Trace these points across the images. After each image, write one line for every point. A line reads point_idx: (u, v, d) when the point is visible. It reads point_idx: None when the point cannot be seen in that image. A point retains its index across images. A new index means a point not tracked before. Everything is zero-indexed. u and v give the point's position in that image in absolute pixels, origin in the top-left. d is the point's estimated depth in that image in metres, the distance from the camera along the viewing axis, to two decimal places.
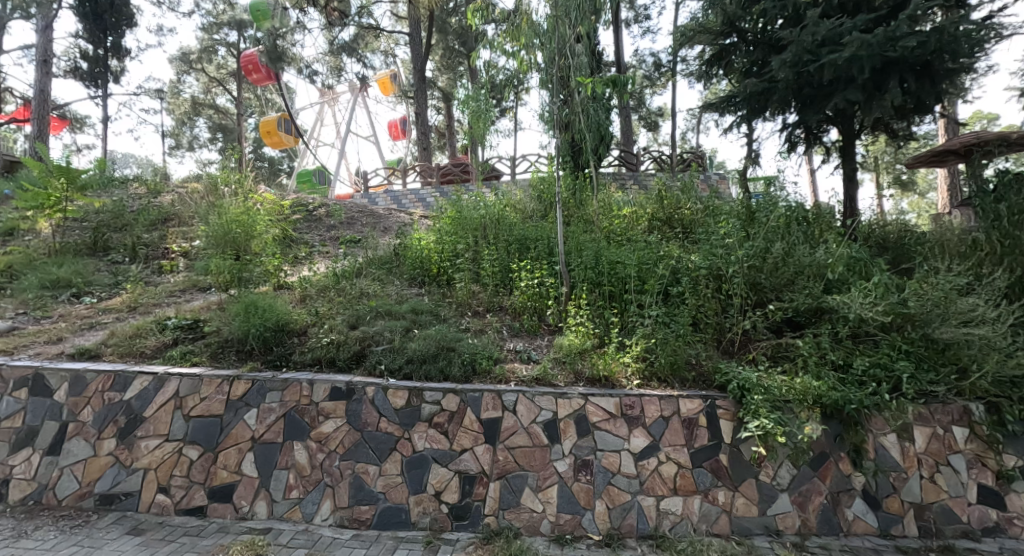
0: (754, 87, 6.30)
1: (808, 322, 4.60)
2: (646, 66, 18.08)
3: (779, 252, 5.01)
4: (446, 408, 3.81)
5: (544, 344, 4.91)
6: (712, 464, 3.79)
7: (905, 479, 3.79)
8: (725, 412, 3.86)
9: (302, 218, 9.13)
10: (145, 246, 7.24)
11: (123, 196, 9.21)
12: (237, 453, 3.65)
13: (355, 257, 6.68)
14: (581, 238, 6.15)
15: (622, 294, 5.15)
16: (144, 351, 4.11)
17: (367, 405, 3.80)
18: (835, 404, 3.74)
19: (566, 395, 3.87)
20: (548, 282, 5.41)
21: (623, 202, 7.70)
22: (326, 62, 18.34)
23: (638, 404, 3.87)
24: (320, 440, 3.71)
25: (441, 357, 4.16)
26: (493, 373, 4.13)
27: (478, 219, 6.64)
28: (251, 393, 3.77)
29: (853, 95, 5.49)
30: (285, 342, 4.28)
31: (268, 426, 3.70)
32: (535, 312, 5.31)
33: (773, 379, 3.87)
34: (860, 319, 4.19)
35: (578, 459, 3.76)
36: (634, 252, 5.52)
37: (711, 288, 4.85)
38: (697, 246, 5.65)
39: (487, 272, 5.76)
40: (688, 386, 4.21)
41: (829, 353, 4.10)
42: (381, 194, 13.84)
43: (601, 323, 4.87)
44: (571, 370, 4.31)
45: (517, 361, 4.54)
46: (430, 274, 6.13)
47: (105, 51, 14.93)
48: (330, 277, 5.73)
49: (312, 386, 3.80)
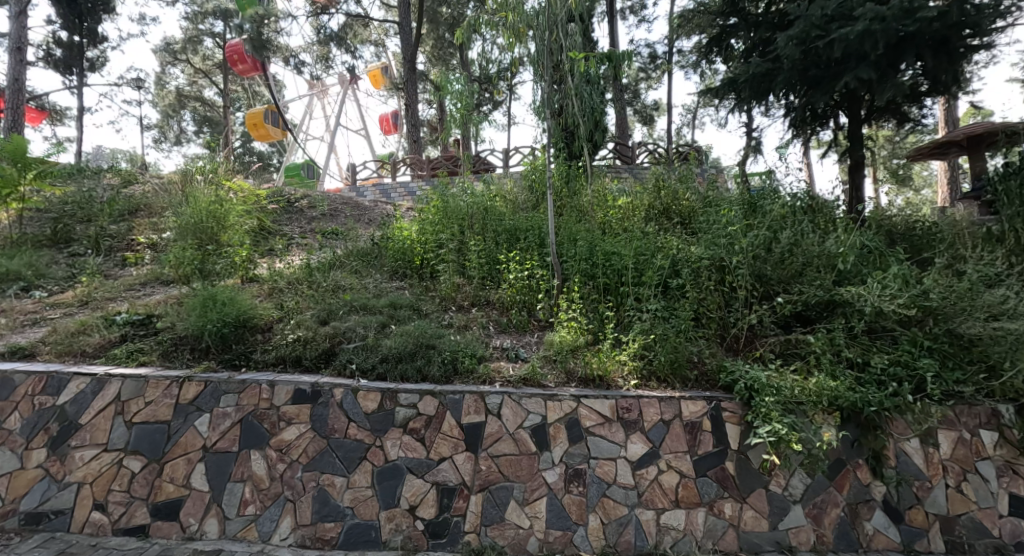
0: (757, 68, 5.93)
1: (819, 317, 4.25)
2: (641, 57, 17.65)
3: (785, 241, 4.66)
4: (422, 412, 3.43)
5: (533, 342, 4.54)
6: (717, 473, 3.43)
7: (930, 489, 3.43)
8: (731, 415, 3.52)
9: (282, 209, 8.71)
10: (109, 238, 6.79)
11: (93, 186, 8.73)
12: (186, 463, 3.24)
13: (334, 249, 6.25)
14: (574, 227, 5.78)
15: (618, 287, 4.81)
16: (85, 350, 3.68)
17: (335, 409, 3.42)
18: (852, 406, 3.39)
19: (556, 397, 3.50)
20: (538, 274, 5.04)
21: (618, 192, 7.32)
22: (314, 51, 17.83)
23: (636, 406, 3.52)
24: (281, 448, 3.32)
25: (419, 356, 3.79)
26: (476, 373, 3.77)
27: (464, 211, 6.22)
28: (204, 395, 3.37)
29: (866, 73, 5.11)
30: (246, 339, 3.86)
31: (222, 434, 3.30)
32: (524, 306, 4.94)
33: (784, 378, 3.51)
34: (877, 312, 3.85)
35: (569, 469, 3.39)
36: (630, 243, 5.16)
37: (714, 280, 4.51)
38: (699, 237, 5.28)
39: (473, 263, 5.38)
40: (691, 387, 3.87)
41: (845, 351, 3.75)
42: (369, 187, 13.42)
43: (595, 318, 4.52)
44: (562, 369, 3.94)
45: (503, 359, 4.16)
46: (412, 265, 5.76)
47: (82, 37, 14.38)
48: (303, 270, 5.31)
49: (272, 388, 3.41)
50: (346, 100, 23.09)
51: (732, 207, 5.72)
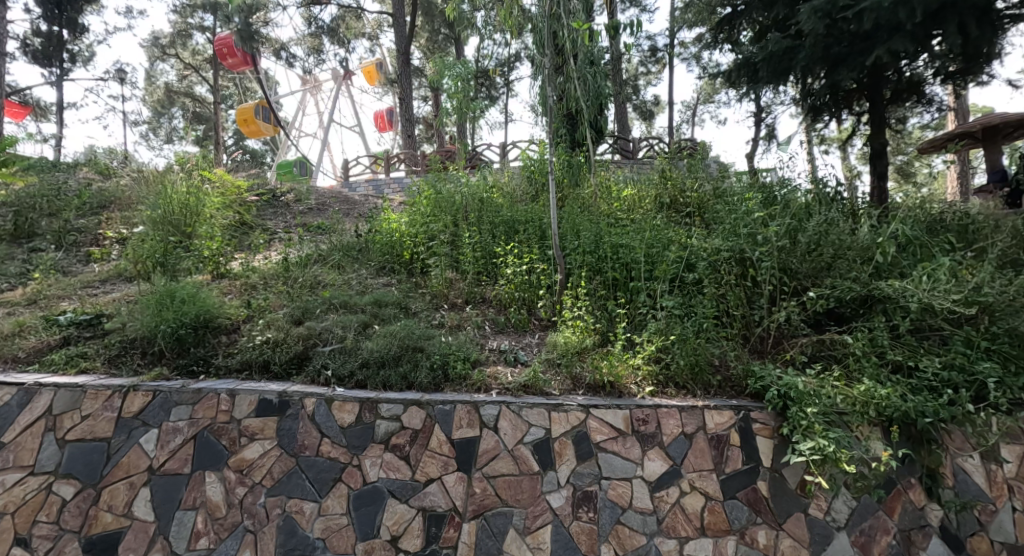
0: (776, 45, 5.46)
1: (854, 315, 3.81)
2: (642, 50, 17.18)
3: (813, 232, 4.21)
4: (408, 426, 3.00)
5: (534, 343, 4.09)
6: (748, 494, 2.99)
7: (994, 513, 3.02)
8: (762, 427, 3.11)
9: (266, 203, 8.23)
10: (74, 233, 6.29)
11: (65, 179, 8.22)
12: (128, 489, 2.76)
13: (317, 244, 5.77)
14: (577, 217, 5.32)
15: (627, 283, 4.37)
16: (18, 355, 3.21)
17: (306, 423, 2.97)
18: (904, 418, 2.93)
19: (561, 408, 3.08)
20: (539, 269, 4.58)
21: (621, 183, 6.85)
22: (305, 42, 17.23)
23: (653, 418, 3.11)
24: (242, 469, 2.84)
25: (405, 360, 3.38)
26: (470, 379, 3.35)
27: (457, 203, 5.74)
28: (152, 408, 2.90)
29: (900, 46, 4.68)
30: (207, 342, 3.39)
31: (171, 453, 2.83)
32: (524, 304, 4.49)
33: (823, 384, 3.06)
34: (924, 309, 3.42)
35: (577, 491, 2.95)
36: (639, 234, 4.70)
37: (735, 274, 4.07)
38: (714, 228, 4.82)
39: (467, 257, 4.92)
40: (713, 394, 3.43)
41: (890, 352, 3.32)
42: (362, 183, 12.93)
43: (604, 317, 4.07)
44: (567, 375, 3.50)
45: (501, 364, 3.72)
46: (400, 260, 5.28)
47: (61, 26, 13.77)
48: (281, 265, 4.85)
49: (233, 398, 2.95)
50: (339, 96, 22.58)
51: (749, 195, 5.26)
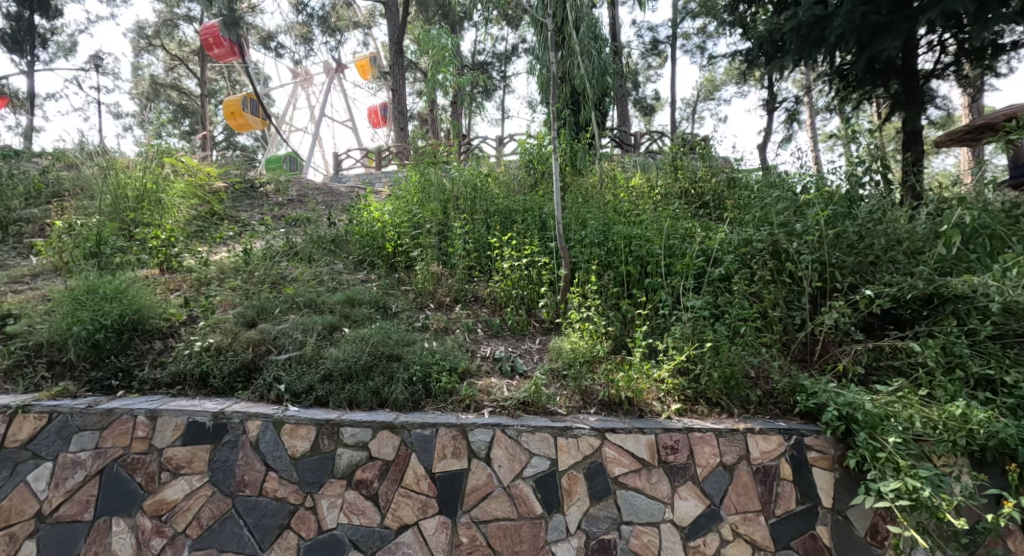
0: (807, 12, 4.88)
1: (915, 318, 3.23)
2: (643, 43, 16.58)
3: (861, 220, 3.61)
4: (377, 457, 2.39)
5: (534, 350, 3.49)
6: (805, 542, 2.44)
7: None
8: (818, 458, 2.52)
9: (242, 194, 7.58)
10: (20, 223, 5.63)
11: (22, 166, 7.54)
12: (9, 541, 2.19)
13: (289, 235, 5.12)
14: (581, 206, 4.72)
15: (642, 279, 3.78)
16: None
17: (246, 453, 2.34)
18: (1000, 447, 2.34)
19: (570, 433, 2.49)
20: (540, 263, 3.98)
21: (629, 171, 6.26)
22: (294, 30, 16.54)
23: (684, 445, 2.52)
24: (161, 515, 2.23)
25: (378, 372, 2.78)
26: (458, 395, 2.76)
27: (447, 189, 5.07)
28: (47, 435, 2.29)
29: (960, 6, 4.15)
30: (132, 349, 2.76)
31: (69, 494, 2.22)
32: (522, 304, 3.90)
33: (896, 404, 2.46)
34: (1009, 310, 2.82)
35: (591, 540, 2.38)
36: (654, 226, 4.11)
37: (770, 269, 3.49)
38: (741, 217, 4.21)
39: (457, 249, 4.31)
40: (752, 414, 2.84)
41: (972, 364, 2.73)
42: (351, 176, 12.27)
43: (617, 319, 3.48)
44: (576, 390, 2.90)
45: (495, 375, 3.12)
46: (382, 253, 4.66)
47: (32, 9, 13.01)
48: (242, 257, 4.21)
49: (152, 421, 2.31)
50: (331, 90, 21.91)
51: (776, 182, 4.65)
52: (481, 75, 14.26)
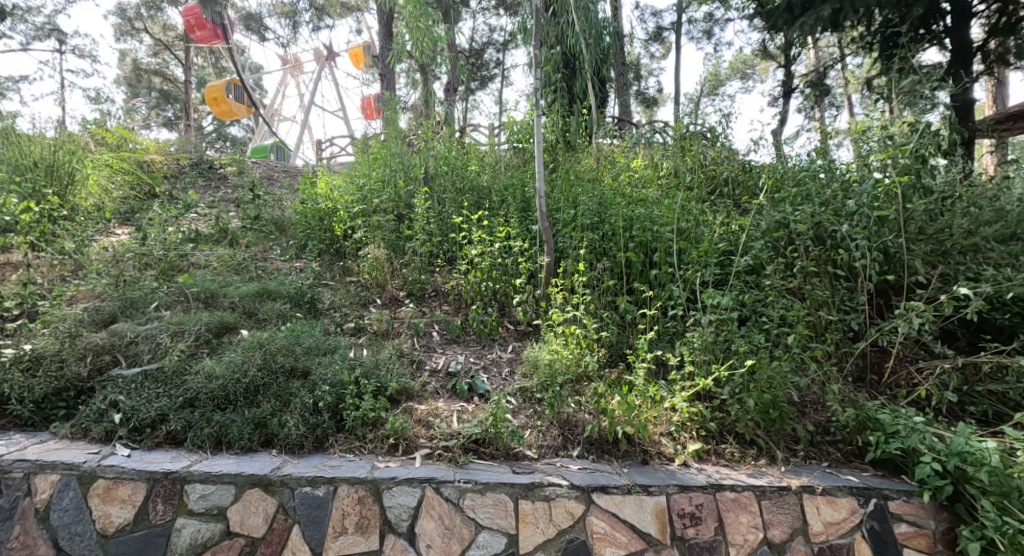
0: None
1: (1015, 326, 2.40)
2: (648, 31, 15.64)
3: (934, 197, 2.78)
4: (239, 531, 1.56)
5: (504, 361, 2.66)
6: None
7: None
8: (910, 534, 1.77)
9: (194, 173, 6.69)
10: None
11: None
12: None
13: (221, 215, 4.23)
14: (572, 183, 3.88)
15: (647, 272, 2.95)
16: None
17: (31, 529, 1.53)
18: None
19: (538, 494, 1.68)
20: (517, 248, 3.13)
21: (630, 149, 5.40)
22: (276, 8, 15.46)
23: (710, 514, 1.73)
24: None
25: (270, 395, 1.94)
26: (382, 429, 1.91)
27: (412, 162, 4.21)
28: None
29: None
30: None
31: None
32: (493, 300, 3.07)
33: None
34: None
35: None
36: (663, 204, 3.26)
37: (812, 259, 2.66)
38: (772, 194, 3.34)
39: (416, 231, 3.46)
40: (802, 458, 2.01)
41: None
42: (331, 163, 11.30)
43: (611, 320, 2.65)
44: (554, 421, 2.06)
45: (446, 396, 2.29)
46: (328, 237, 3.74)
47: None
48: (142, 237, 3.34)
49: None
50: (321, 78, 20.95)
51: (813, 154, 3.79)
52: (475, 61, 13.32)
